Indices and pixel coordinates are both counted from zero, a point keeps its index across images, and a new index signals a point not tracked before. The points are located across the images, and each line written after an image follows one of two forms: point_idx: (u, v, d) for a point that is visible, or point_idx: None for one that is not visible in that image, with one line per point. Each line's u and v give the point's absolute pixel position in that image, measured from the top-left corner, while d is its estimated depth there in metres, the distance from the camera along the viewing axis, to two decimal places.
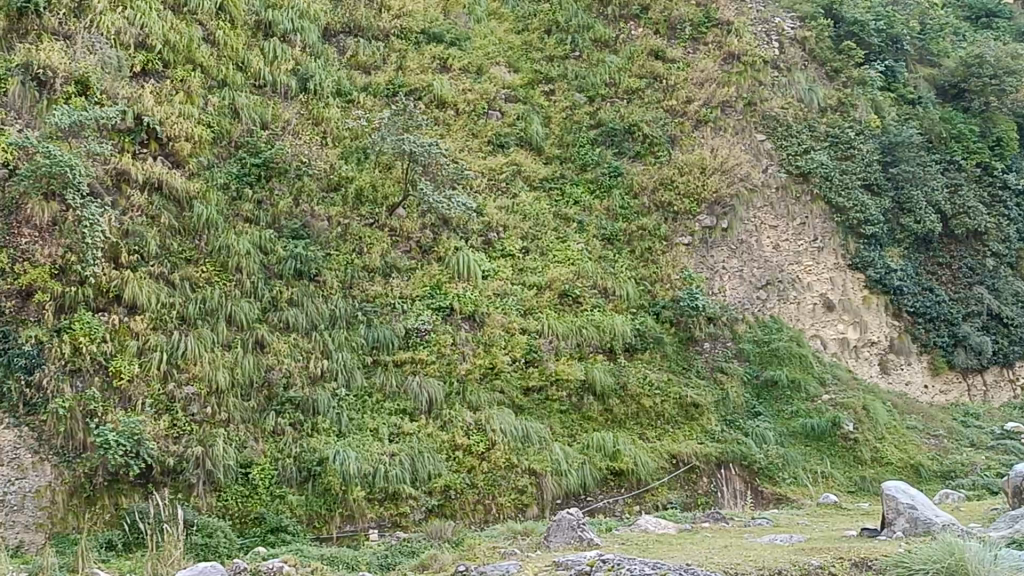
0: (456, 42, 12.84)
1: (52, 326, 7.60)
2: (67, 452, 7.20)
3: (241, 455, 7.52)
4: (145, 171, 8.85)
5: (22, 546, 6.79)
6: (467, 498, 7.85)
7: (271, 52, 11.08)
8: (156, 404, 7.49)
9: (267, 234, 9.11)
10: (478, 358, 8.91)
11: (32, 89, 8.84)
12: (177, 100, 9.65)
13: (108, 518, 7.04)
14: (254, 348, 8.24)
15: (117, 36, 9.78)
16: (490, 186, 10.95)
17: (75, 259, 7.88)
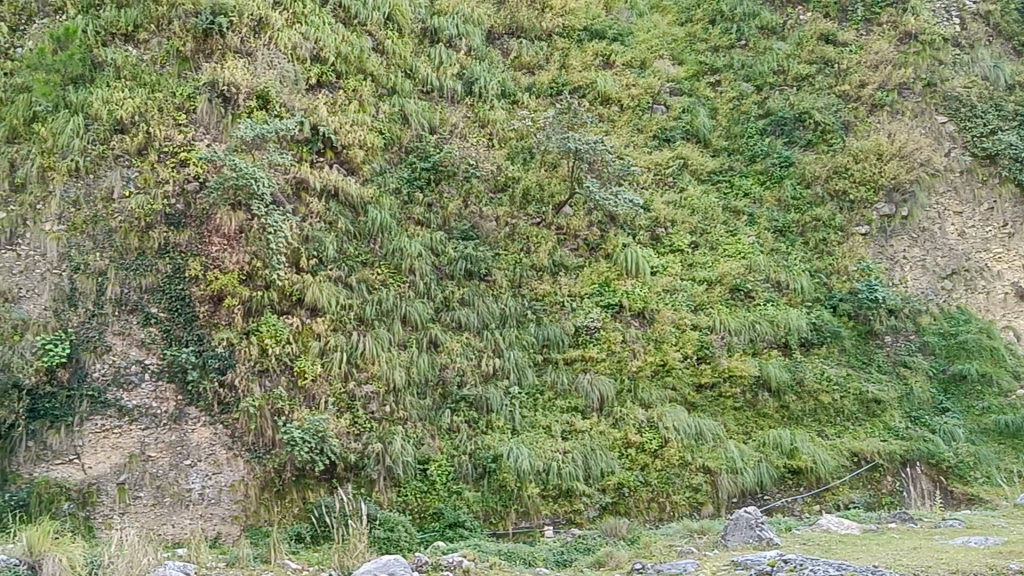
0: (619, 37, 12.86)
1: (241, 328, 7.96)
2: (258, 448, 7.55)
3: (418, 452, 7.75)
4: (323, 179, 9.17)
5: (220, 537, 7.19)
6: (641, 496, 7.80)
7: (438, 57, 11.36)
8: (338, 402, 7.79)
9: (438, 236, 9.35)
10: (649, 355, 8.85)
11: (218, 105, 9.33)
12: (350, 109, 10.00)
13: (297, 512, 7.34)
14: (428, 348, 8.49)
15: (294, 50, 10.17)
16: (657, 180, 10.88)
17: (261, 265, 8.24)
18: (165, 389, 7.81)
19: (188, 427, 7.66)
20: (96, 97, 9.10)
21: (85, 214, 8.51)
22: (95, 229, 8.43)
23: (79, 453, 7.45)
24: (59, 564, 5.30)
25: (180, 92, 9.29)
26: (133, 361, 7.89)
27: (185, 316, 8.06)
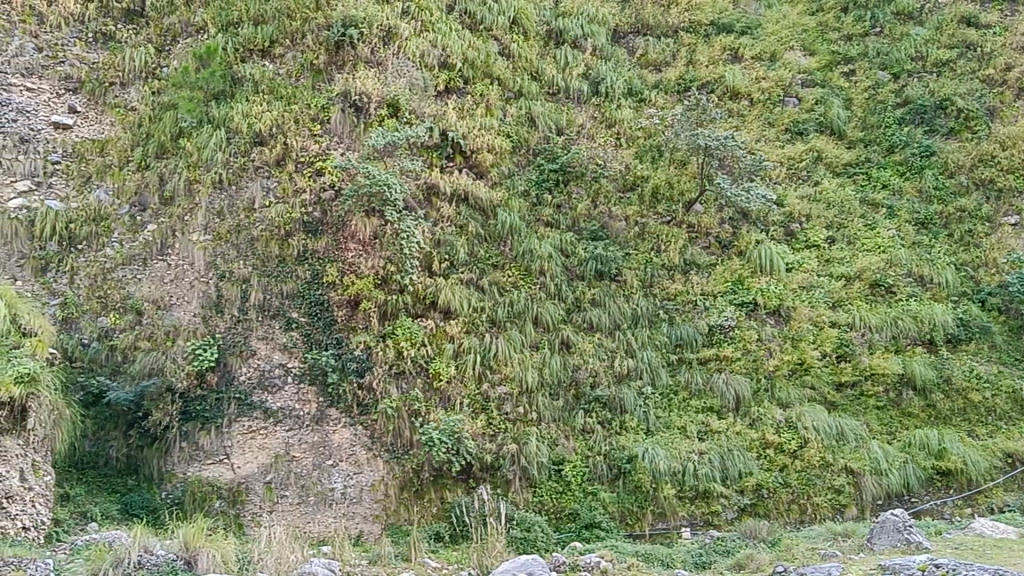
0: (747, 31, 12.79)
1: (377, 331, 8.16)
2: (397, 449, 7.69)
3: (553, 453, 7.75)
4: (453, 184, 9.28)
5: (363, 535, 7.35)
6: (781, 498, 7.61)
7: (564, 58, 11.53)
8: (473, 404, 7.88)
9: (568, 237, 9.42)
10: (786, 354, 8.66)
11: (351, 115, 9.54)
12: (478, 114, 10.09)
13: (436, 511, 7.42)
14: (560, 349, 8.52)
15: (422, 58, 10.33)
16: (790, 175, 10.67)
17: (395, 269, 8.40)
18: (306, 391, 8.05)
19: (329, 428, 7.88)
20: (237, 112, 9.55)
21: (229, 223, 8.86)
22: (239, 237, 8.76)
23: (229, 453, 7.74)
24: (213, 560, 5.57)
25: (315, 103, 9.59)
26: (276, 364, 8.17)
27: (324, 321, 8.32)
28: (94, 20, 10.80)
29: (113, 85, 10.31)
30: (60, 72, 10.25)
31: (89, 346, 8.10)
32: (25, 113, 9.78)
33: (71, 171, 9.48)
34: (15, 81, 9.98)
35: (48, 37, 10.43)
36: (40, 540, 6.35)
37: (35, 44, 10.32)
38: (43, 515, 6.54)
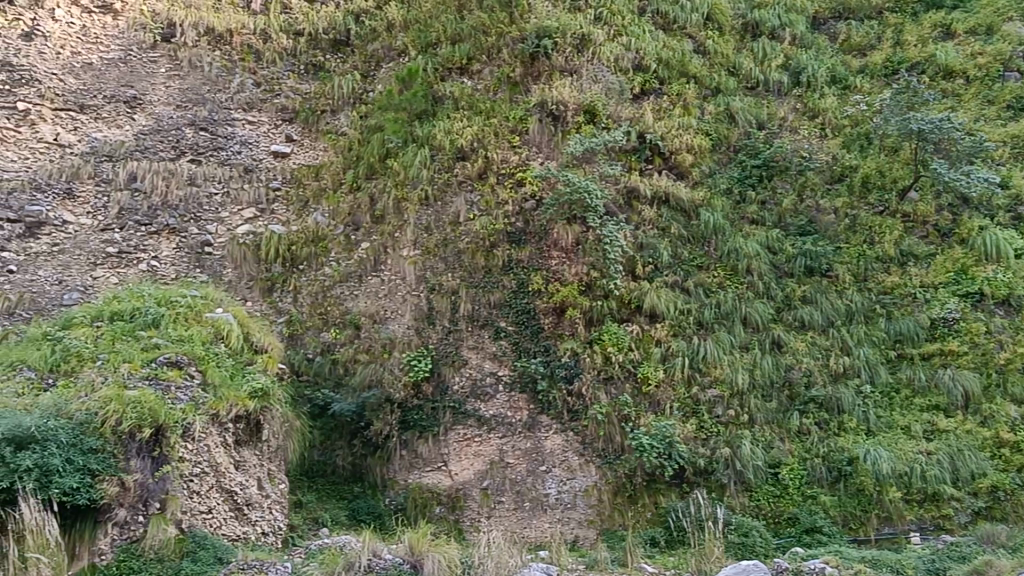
0: (960, 5, 12.20)
1: (584, 338, 8.22)
2: (609, 454, 7.68)
3: (769, 456, 7.45)
4: (653, 187, 9.23)
5: (578, 540, 7.37)
6: (1020, 500, 7.05)
7: (762, 51, 11.28)
8: (683, 407, 7.76)
9: (775, 234, 9.19)
10: (1019, 346, 8.03)
11: (549, 124, 9.66)
12: (676, 114, 9.97)
13: (650, 516, 7.33)
14: (772, 349, 8.30)
15: (617, 62, 10.34)
16: (1015, 154, 9.89)
17: (598, 275, 8.48)
18: (518, 398, 8.21)
19: (542, 434, 7.98)
20: (439, 129, 9.89)
21: (436, 238, 9.16)
22: (446, 251, 9.04)
23: (446, 461, 7.98)
24: (437, 564, 5.73)
25: (513, 115, 9.80)
26: (487, 373, 8.37)
27: (532, 329, 8.44)
28: (305, 53, 11.65)
29: (324, 113, 10.99)
30: (277, 105, 11.14)
31: (313, 360, 8.54)
32: (249, 145, 10.74)
33: (290, 198, 10.15)
34: (238, 116, 11.00)
35: (264, 73, 11.43)
36: (277, 544, 6.80)
37: (254, 80, 11.35)
38: (280, 521, 7.01)
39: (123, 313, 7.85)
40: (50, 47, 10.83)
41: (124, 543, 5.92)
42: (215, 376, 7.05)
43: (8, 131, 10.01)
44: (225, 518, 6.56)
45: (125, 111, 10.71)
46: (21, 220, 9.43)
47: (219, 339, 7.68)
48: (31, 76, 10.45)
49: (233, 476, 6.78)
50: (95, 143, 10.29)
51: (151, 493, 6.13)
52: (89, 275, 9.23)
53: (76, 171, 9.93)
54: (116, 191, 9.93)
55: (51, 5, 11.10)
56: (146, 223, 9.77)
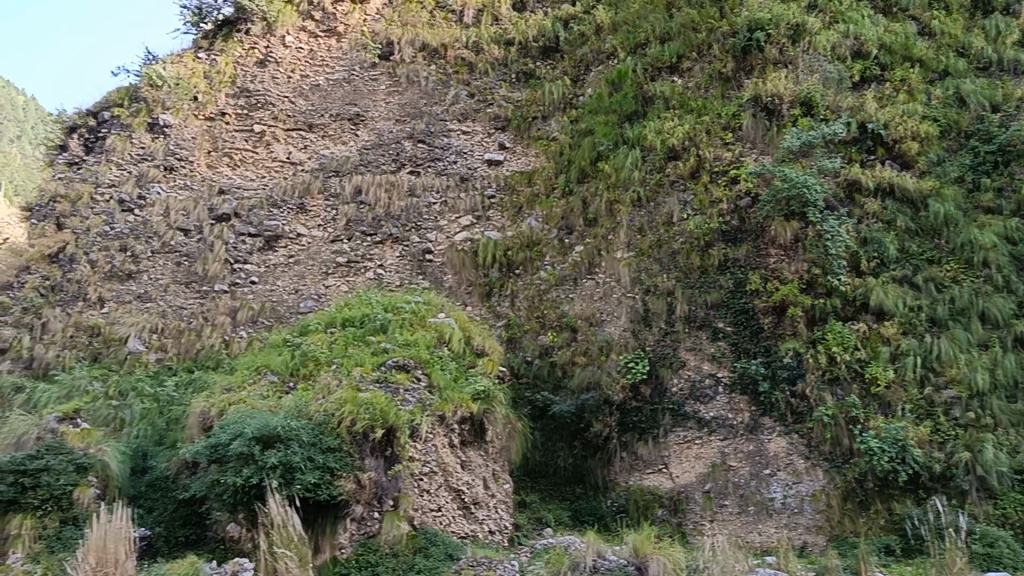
0: None
1: (807, 337, 7.90)
2: (836, 458, 7.38)
3: (1015, 462, 6.81)
4: (876, 178, 8.75)
5: (807, 546, 7.09)
6: None
7: (994, 28, 10.52)
8: (916, 409, 7.24)
9: (1015, 223, 8.35)
10: None
11: (763, 119, 9.39)
12: (899, 100, 9.46)
13: (883, 523, 6.91)
14: (1015, 346, 7.55)
15: (834, 50, 9.88)
16: None
17: (820, 272, 8.11)
18: (738, 400, 8.05)
19: (765, 437, 7.78)
20: (650, 129, 9.80)
21: (650, 239, 9.09)
22: (660, 252, 8.96)
23: (667, 462, 7.95)
24: (663, 566, 5.72)
25: (726, 112, 9.59)
26: (706, 375, 8.25)
27: (751, 329, 8.25)
28: (516, 62, 11.87)
29: (535, 119, 11.15)
30: (490, 114, 11.41)
31: (532, 363, 8.75)
32: (464, 154, 11.05)
33: (505, 204, 10.36)
34: (453, 127, 11.37)
35: (477, 83, 11.76)
36: (504, 542, 6.96)
37: (468, 91, 11.71)
38: (506, 520, 7.16)
39: (354, 319, 8.47)
40: (282, 72, 11.93)
41: (361, 538, 6.26)
42: (439, 378, 7.37)
43: (247, 153, 11.26)
44: (454, 516, 6.77)
45: (350, 128, 11.49)
46: (261, 234, 10.38)
47: (443, 342, 7.99)
48: (265, 100, 11.68)
49: (460, 476, 7.00)
50: (323, 159, 11.14)
51: (384, 490, 6.47)
52: (321, 283, 9.96)
53: (307, 187, 10.80)
54: (344, 204, 10.60)
55: (281, 32, 12.17)
56: (371, 234, 10.31)
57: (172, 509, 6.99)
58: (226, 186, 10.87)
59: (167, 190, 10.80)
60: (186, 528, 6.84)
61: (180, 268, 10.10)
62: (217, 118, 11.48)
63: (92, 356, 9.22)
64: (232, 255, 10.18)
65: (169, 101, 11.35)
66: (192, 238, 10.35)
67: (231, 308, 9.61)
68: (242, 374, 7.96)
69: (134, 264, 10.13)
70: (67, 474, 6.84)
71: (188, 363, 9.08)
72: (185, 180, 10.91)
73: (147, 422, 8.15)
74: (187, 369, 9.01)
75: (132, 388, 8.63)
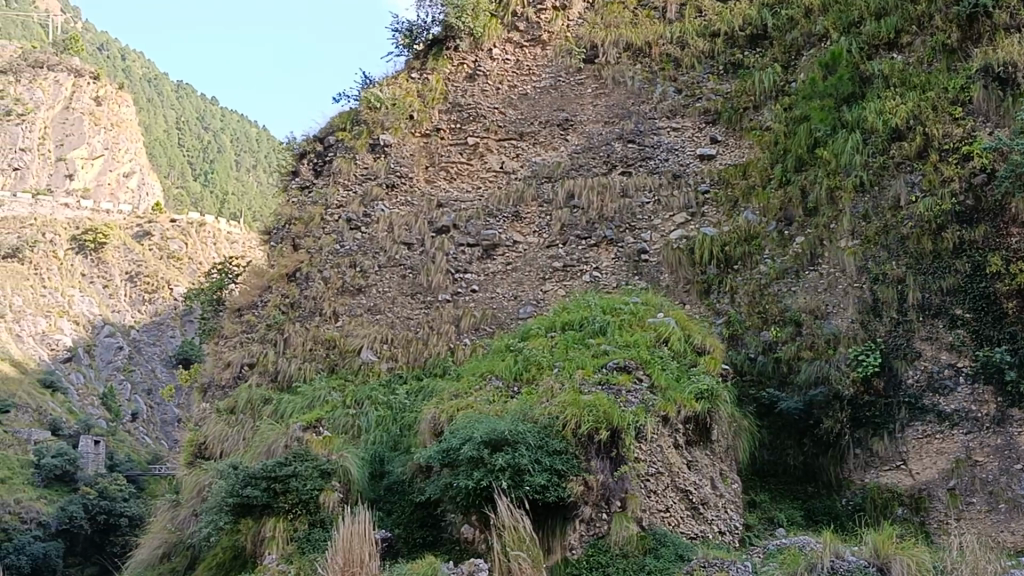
0: None
1: None
2: None
3: None
4: None
5: None
6: None
7: None
8: None
9: None
10: None
11: (995, 89, 8.74)
12: None
13: None
14: None
15: None
16: None
17: None
18: (983, 391, 7.59)
19: (1013, 429, 7.34)
20: (871, 110, 9.32)
21: (876, 225, 8.65)
22: (888, 238, 8.50)
23: (906, 459, 7.57)
24: (907, 568, 5.47)
25: (953, 86, 8.98)
26: (945, 365, 7.79)
27: (994, 314, 7.76)
28: (723, 53, 11.59)
29: (747, 110, 10.86)
30: (699, 108, 11.20)
31: (756, 359, 8.51)
32: (675, 152, 10.94)
33: (720, 199, 10.16)
34: (663, 124, 11.27)
35: (685, 79, 11.60)
36: (735, 543, 6.81)
37: (675, 87, 11.57)
38: (737, 520, 7.00)
39: (573, 322, 8.68)
40: (492, 84, 12.29)
41: (591, 538, 6.35)
42: (661, 378, 7.37)
43: (463, 166, 11.62)
44: (683, 516, 6.70)
45: (560, 133, 11.63)
46: (479, 244, 10.64)
47: (663, 342, 8.02)
48: (477, 113, 12.04)
49: (687, 476, 6.91)
50: (535, 167, 11.33)
51: (612, 492, 6.50)
52: (540, 288, 10.11)
53: (521, 195, 10.99)
54: (558, 210, 10.72)
55: (488, 45, 12.59)
56: (586, 237, 10.40)
57: (410, 511, 7.30)
58: (444, 200, 11.24)
59: (390, 207, 11.26)
60: (423, 529, 7.15)
61: (405, 280, 10.51)
62: (433, 135, 11.94)
63: (330, 368, 9.78)
64: (453, 265, 10.50)
65: (388, 122, 11.86)
66: (415, 251, 10.75)
67: (455, 317, 9.93)
68: (468, 379, 8.46)
69: (363, 278, 10.64)
70: (313, 479, 7.30)
71: (417, 371, 9.46)
72: (407, 196, 11.37)
73: (382, 428, 8.49)
74: (416, 377, 9.40)
75: (367, 396, 9.01)
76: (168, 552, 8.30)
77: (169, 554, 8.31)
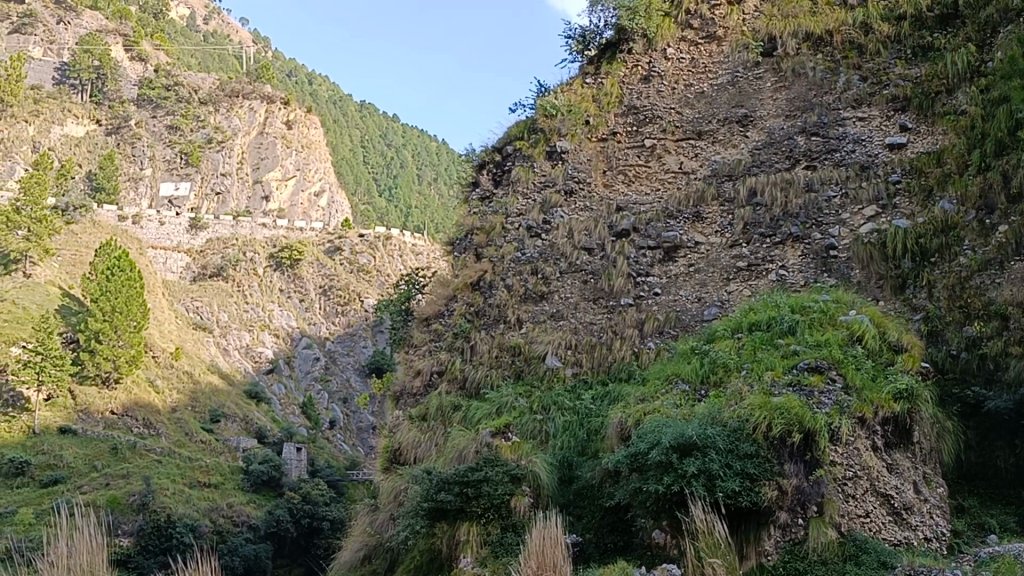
0: None
1: None
2: None
3: None
4: None
5: None
6: None
7: None
8: None
9: None
10: None
11: None
12: None
13: None
14: None
15: None
16: None
17: None
18: None
19: None
20: None
21: None
22: None
23: None
24: None
25: None
26: None
27: None
28: (910, 36, 11.11)
29: (939, 94, 10.30)
30: (887, 95, 10.73)
31: (958, 357, 8.08)
32: (862, 142, 10.48)
33: (913, 189, 9.67)
34: (848, 115, 10.83)
35: (870, 65, 11.12)
36: (942, 551, 6.47)
37: (860, 75, 11.09)
38: (944, 526, 6.64)
39: (760, 323, 8.49)
40: (667, 85, 12.19)
41: (787, 545, 6.22)
42: (857, 378, 7.07)
43: (641, 168, 11.53)
44: (885, 522, 6.42)
45: (739, 130, 11.35)
46: (660, 246, 10.53)
47: (856, 340, 7.72)
48: (653, 114, 11.96)
49: (888, 480, 6.63)
50: (715, 166, 11.11)
51: (808, 496, 6.35)
52: (724, 289, 9.89)
53: (701, 195, 10.81)
54: (740, 208, 10.47)
55: (662, 45, 12.50)
56: (771, 235, 10.10)
57: (600, 516, 7.33)
58: (623, 204, 11.17)
59: (569, 214, 11.30)
60: (614, 534, 7.16)
61: (587, 285, 10.54)
62: (609, 139, 11.94)
63: (516, 374, 9.94)
64: (634, 269, 10.43)
65: (564, 129, 12.01)
66: (596, 256, 10.75)
67: (638, 321, 9.87)
68: (654, 384, 8.41)
69: (545, 285, 10.71)
70: (504, 483, 7.40)
71: (602, 377, 9.48)
72: (586, 201, 11.38)
73: (570, 433, 8.50)
74: (602, 382, 9.41)
75: (553, 402, 9.05)
76: (368, 555, 8.60)
77: (370, 556, 8.60)
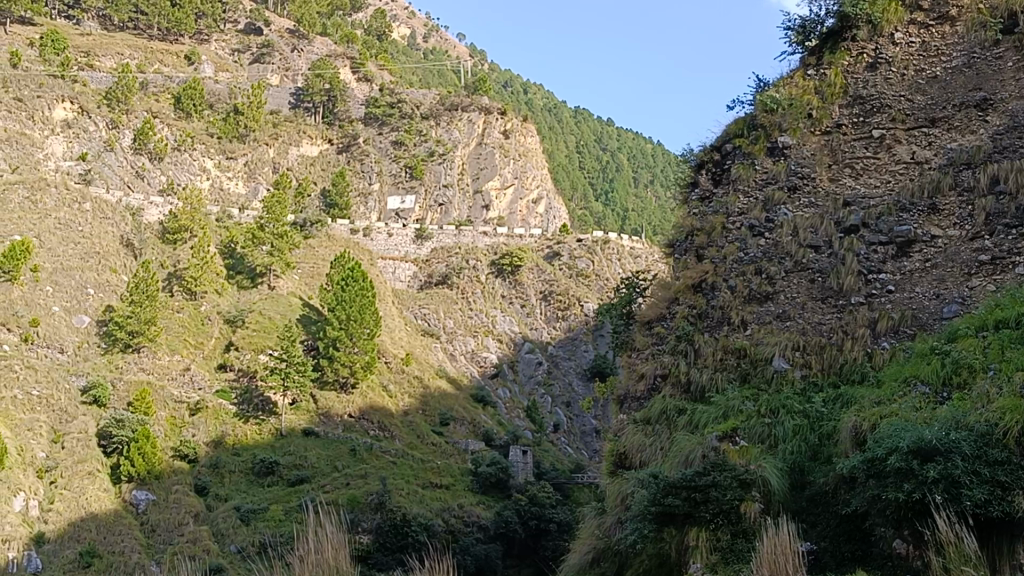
0: None
1: None
2: None
3: None
4: None
5: None
6: None
7: None
8: None
9: None
10: None
11: None
12: None
13: None
14: None
15: None
16: None
17: None
18: None
19: None
20: None
21: None
22: None
23: None
24: None
25: None
26: None
27: None
28: None
29: None
30: None
31: None
32: None
33: None
34: None
35: None
36: None
37: None
38: None
39: (1008, 320, 7.93)
40: (896, 72, 11.59)
41: None
42: None
43: (869, 161, 10.95)
44: None
45: (978, 115, 10.57)
46: (893, 241, 9.99)
47: None
48: (882, 103, 11.38)
49: None
50: (951, 154, 10.40)
51: None
52: (965, 285, 9.25)
53: (937, 185, 10.14)
54: (981, 197, 9.74)
55: (890, 31, 11.91)
56: (1017, 225, 9.33)
57: (835, 524, 7.07)
58: (851, 198, 10.64)
59: (793, 211, 10.92)
60: (852, 543, 6.87)
61: (814, 284, 10.17)
62: (834, 131, 11.44)
63: (743, 377, 9.72)
64: (865, 266, 9.96)
65: (785, 123, 11.69)
66: (823, 253, 10.35)
67: (871, 319, 9.48)
68: (889, 385, 8.02)
69: (770, 285, 10.41)
70: (733, 488, 7.23)
71: (834, 379, 9.17)
72: (810, 198, 10.95)
73: (800, 437, 8.19)
74: (833, 385, 9.12)
75: (782, 405, 8.73)
76: (597, 558, 8.63)
77: (599, 560, 8.62)
